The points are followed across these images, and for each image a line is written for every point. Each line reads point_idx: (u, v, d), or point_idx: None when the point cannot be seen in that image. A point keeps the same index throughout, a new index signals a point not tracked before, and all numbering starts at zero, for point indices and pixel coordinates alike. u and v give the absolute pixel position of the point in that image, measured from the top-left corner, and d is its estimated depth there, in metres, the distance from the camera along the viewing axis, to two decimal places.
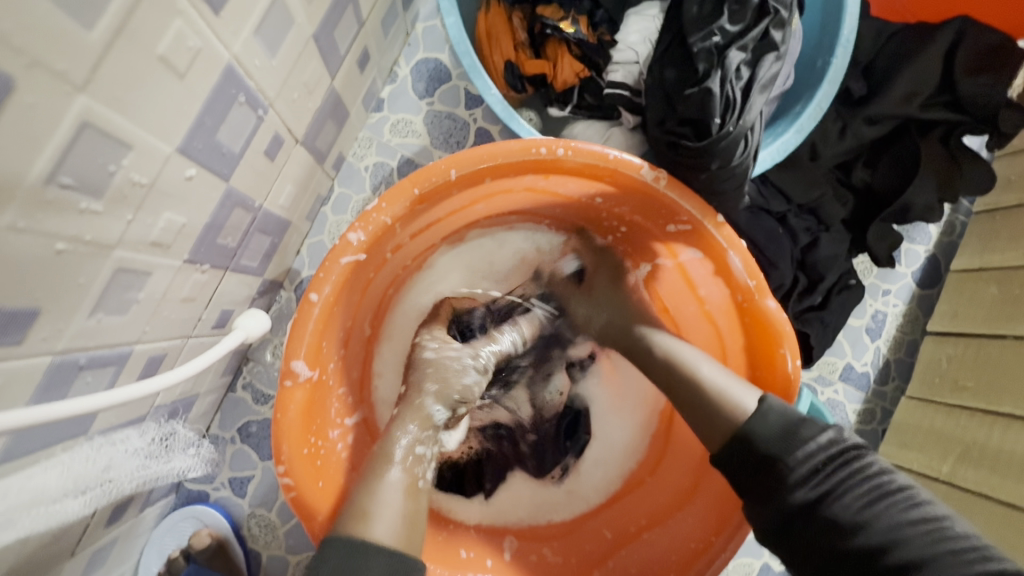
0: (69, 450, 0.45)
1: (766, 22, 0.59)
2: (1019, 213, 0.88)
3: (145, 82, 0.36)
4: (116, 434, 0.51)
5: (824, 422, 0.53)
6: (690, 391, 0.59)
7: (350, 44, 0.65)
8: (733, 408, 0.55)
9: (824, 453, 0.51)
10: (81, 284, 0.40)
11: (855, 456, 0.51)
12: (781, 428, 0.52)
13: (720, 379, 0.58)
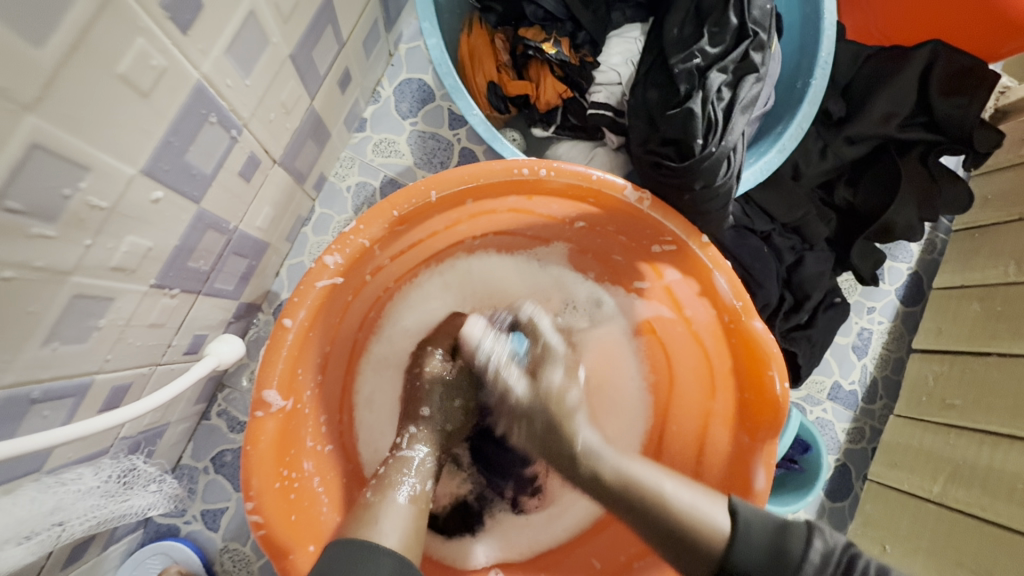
0: (12, 493, 0.42)
1: (746, 43, 0.59)
2: (998, 231, 0.90)
3: (103, 101, 0.35)
4: (67, 473, 0.48)
5: (807, 526, 0.46)
6: (661, 518, 0.50)
7: (330, 64, 0.64)
8: (709, 529, 0.48)
9: (816, 571, 0.44)
10: (34, 312, 0.38)
11: (848, 566, 0.44)
12: (767, 548, 0.46)
13: (686, 496, 0.51)
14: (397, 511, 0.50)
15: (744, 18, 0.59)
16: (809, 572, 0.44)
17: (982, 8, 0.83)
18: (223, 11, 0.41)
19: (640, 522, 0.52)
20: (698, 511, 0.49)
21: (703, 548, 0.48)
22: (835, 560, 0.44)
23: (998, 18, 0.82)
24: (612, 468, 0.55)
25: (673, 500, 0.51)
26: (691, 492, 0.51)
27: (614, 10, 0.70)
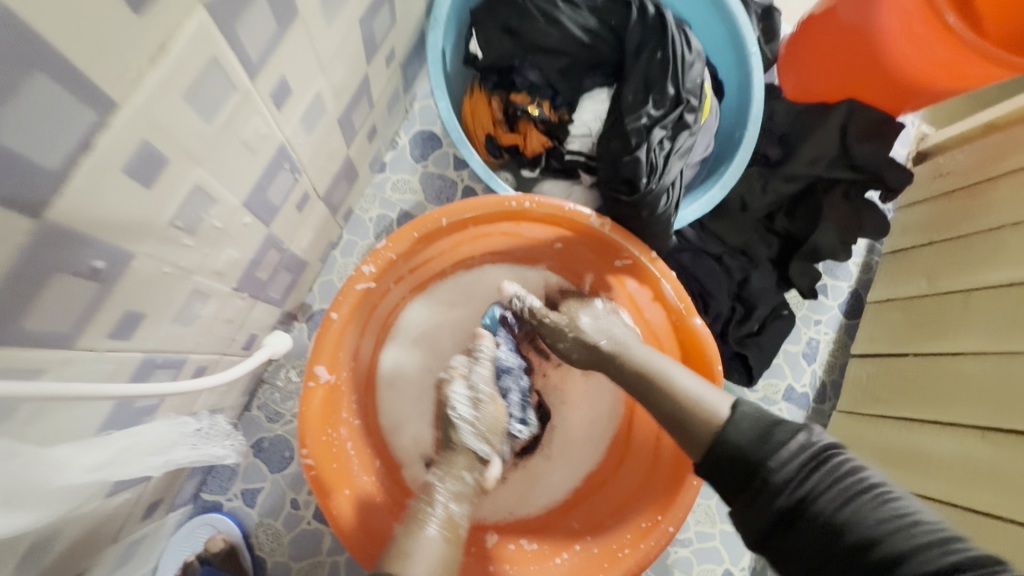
0: (160, 418, 0.57)
1: (680, 108, 0.78)
2: (916, 253, 1.07)
3: (234, 159, 0.52)
4: (185, 416, 0.63)
5: (793, 427, 0.58)
6: (669, 402, 0.65)
7: (363, 121, 0.82)
8: (710, 416, 0.62)
9: (793, 457, 0.55)
10: (172, 302, 0.53)
11: (825, 459, 0.55)
12: (755, 434, 0.58)
13: (693, 389, 0.65)
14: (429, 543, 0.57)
15: (679, 89, 0.78)
16: (784, 457, 0.55)
17: (888, 77, 1.00)
18: (303, 94, 0.59)
19: (659, 411, 0.67)
20: (706, 401, 0.64)
21: (705, 424, 0.62)
22: (811, 450, 0.55)
23: (907, 83, 0.99)
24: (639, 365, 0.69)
25: (685, 394, 0.65)
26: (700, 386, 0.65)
27: (585, 78, 0.87)
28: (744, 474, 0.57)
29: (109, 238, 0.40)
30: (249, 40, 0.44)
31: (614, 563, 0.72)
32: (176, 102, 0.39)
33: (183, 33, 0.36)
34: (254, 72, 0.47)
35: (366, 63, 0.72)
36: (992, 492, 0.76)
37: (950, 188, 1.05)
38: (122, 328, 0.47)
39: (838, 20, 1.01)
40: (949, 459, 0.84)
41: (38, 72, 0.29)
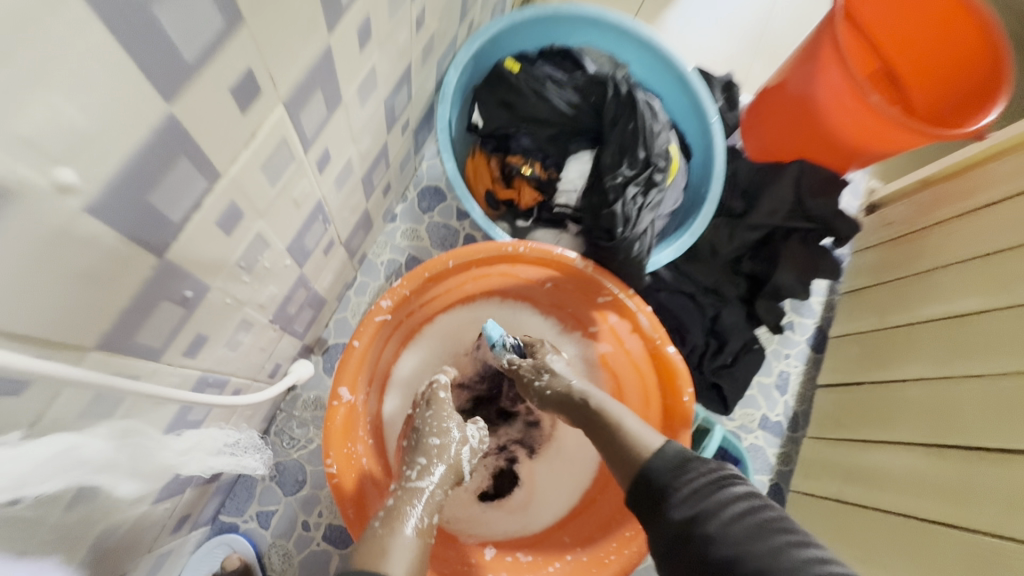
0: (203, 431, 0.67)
1: (650, 168, 0.92)
2: (868, 292, 1.19)
3: (286, 213, 0.64)
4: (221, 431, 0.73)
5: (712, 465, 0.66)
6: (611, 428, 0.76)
7: (381, 179, 0.96)
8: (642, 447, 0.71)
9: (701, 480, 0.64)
10: (226, 328, 0.64)
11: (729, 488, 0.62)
12: (674, 461, 0.68)
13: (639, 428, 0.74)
14: (404, 546, 0.59)
15: (649, 153, 0.93)
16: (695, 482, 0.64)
17: (833, 142, 1.17)
18: (337, 160, 0.72)
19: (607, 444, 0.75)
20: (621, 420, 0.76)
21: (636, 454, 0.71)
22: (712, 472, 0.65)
23: (845, 147, 1.16)
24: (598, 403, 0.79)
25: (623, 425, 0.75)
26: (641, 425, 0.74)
27: (571, 143, 1.02)
28: (653, 493, 0.66)
29: (197, 274, 0.51)
30: (307, 124, 0.58)
31: (602, 568, 0.80)
32: (255, 172, 0.52)
33: (267, 123, 0.49)
34: (307, 145, 0.60)
35: (386, 132, 0.86)
36: (936, 501, 0.84)
37: (894, 235, 1.19)
38: (191, 348, 0.57)
39: (787, 95, 1.19)
40: (902, 475, 0.92)
41: (182, 158, 0.41)
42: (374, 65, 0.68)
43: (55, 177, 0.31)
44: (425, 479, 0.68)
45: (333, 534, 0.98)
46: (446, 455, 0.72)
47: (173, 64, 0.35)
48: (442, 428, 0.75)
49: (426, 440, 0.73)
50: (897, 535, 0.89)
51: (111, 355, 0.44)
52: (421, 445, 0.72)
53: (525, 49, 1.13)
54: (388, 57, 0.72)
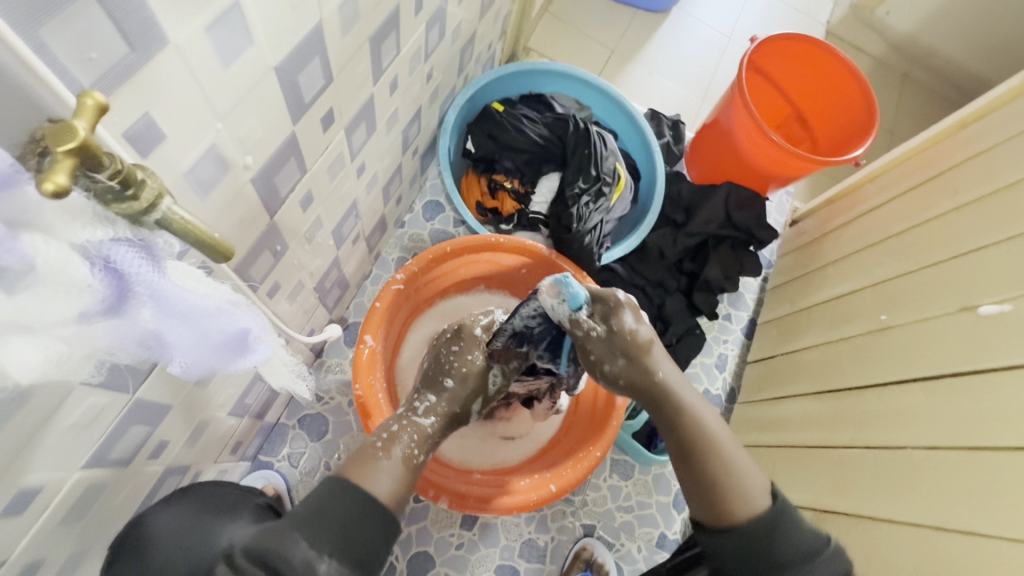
0: None
1: (600, 183, 1.25)
2: (784, 287, 1.48)
3: (335, 205, 0.92)
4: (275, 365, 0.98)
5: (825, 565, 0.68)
6: (711, 464, 0.76)
7: (396, 191, 1.25)
8: (751, 504, 0.72)
9: (801, 548, 0.69)
10: (290, 283, 0.91)
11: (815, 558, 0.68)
12: (800, 545, 0.69)
13: (739, 469, 0.76)
14: (395, 466, 0.75)
15: (600, 172, 1.26)
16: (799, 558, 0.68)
17: (750, 169, 1.48)
18: (369, 171, 1.01)
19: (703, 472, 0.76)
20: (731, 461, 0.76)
21: (734, 503, 0.73)
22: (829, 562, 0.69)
23: (759, 173, 1.47)
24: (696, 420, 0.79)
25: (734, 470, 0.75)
26: (747, 471, 0.75)
27: (543, 166, 1.32)
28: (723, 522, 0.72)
29: (284, 235, 0.78)
30: (355, 144, 0.87)
31: (560, 477, 1.04)
32: (324, 171, 0.80)
33: (334, 140, 0.78)
34: (353, 157, 0.89)
35: (402, 154, 1.16)
36: (821, 431, 1.09)
37: (805, 241, 1.49)
38: (270, 290, 0.84)
39: (716, 129, 1.52)
40: (799, 417, 1.17)
41: (292, 158, 0.69)
42: (397, 106, 0.99)
43: (245, 161, 0.59)
44: (428, 418, 0.85)
45: None
46: (453, 396, 0.88)
47: (299, 104, 0.64)
48: (465, 372, 0.91)
49: (444, 380, 0.89)
50: (794, 463, 1.12)
51: (238, 278, 0.71)
52: (439, 382, 0.89)
53: (509, 95, 1.44)
54: (407, 100, 1.02)
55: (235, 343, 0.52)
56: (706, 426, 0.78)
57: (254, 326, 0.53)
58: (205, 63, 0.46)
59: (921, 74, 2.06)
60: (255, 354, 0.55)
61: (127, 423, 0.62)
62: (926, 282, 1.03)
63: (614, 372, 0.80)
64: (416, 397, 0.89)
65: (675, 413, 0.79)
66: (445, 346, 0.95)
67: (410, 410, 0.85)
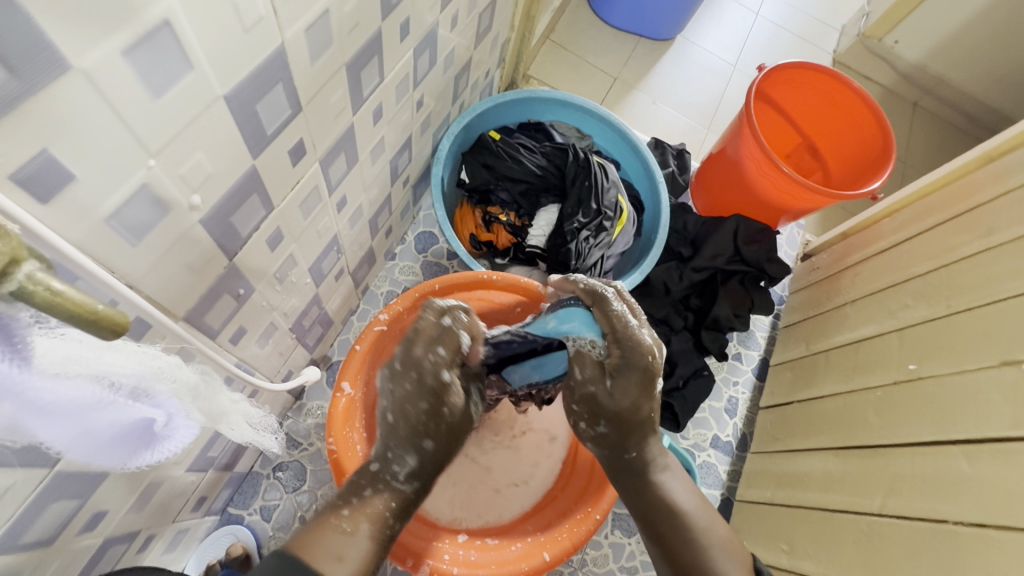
0: None
1: (600, 217, 1.18)
2: (799, 326, 1.38)
3: (311, 242, 0.85)
4: None
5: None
6: (686, 534, 0.72)
7: (384, 222, 1.18)
8: None
9: None
10: (258, 327, 0.82)
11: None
12: None
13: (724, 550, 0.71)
14: (359, 530, 0.66)
15: (600, 205, 1.19)
16: None
17: (759, 201, 1.41)
18: (352, 205, 0.94)
19: (679, 545, 0.72)
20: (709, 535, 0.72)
21: None
22: None
23: (769, 206, 1.40)
24: (668, 490, 0.76)
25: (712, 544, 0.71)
26: (728, 553, 0.71)
27: (541, 197, 1.26)
28: None
29: (248, 277, 0.71)
30: (333, 175, 0.80)
31: (554, 543, 0.94)
32: (296, 207, 0.73)
33: (307, 174, 0.71)
34: (331, 191, 0.82)
35: (390, 185, 1.09)
36: (847, 494, 0.98)
37: (820, 277, 1.41)
38: (234, 336, 0.76)
39: (724, 160, 1.45)
40: (822, 476, 1.06)
41: (254, 194, 0.62)
42: (383, 135, 0.92)
43: (191, 201, 0.52)
44: (409, 484, 0.72)
45: None
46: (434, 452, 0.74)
47: (261, 137, 0.57)
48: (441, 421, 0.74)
49: (421, 439, 0.73)
50: (817, 527, 1.01)
51: (190, 327, 0.63)
52: (417, 442, 0.73)
53: (507, 123, 1.39)
54: (395, 129, 0.96)
55: (130, 429, 0.47)
56: (677, 501, 0.75)
57: (160, 412, 0.48)
58: (124, 91, 0.39)
59: (932, 103, 2.01)
60: (168, 438, 0.52)
61: (46, 499, 0.52)
62: (959, 331, 0.94)
63: (594, 433, 0.76)
64: (390, 457, 0.73)
65: (648, 488, 0.76)
66: (408, 399, 0.73)
67: (386, 474, 0.72)
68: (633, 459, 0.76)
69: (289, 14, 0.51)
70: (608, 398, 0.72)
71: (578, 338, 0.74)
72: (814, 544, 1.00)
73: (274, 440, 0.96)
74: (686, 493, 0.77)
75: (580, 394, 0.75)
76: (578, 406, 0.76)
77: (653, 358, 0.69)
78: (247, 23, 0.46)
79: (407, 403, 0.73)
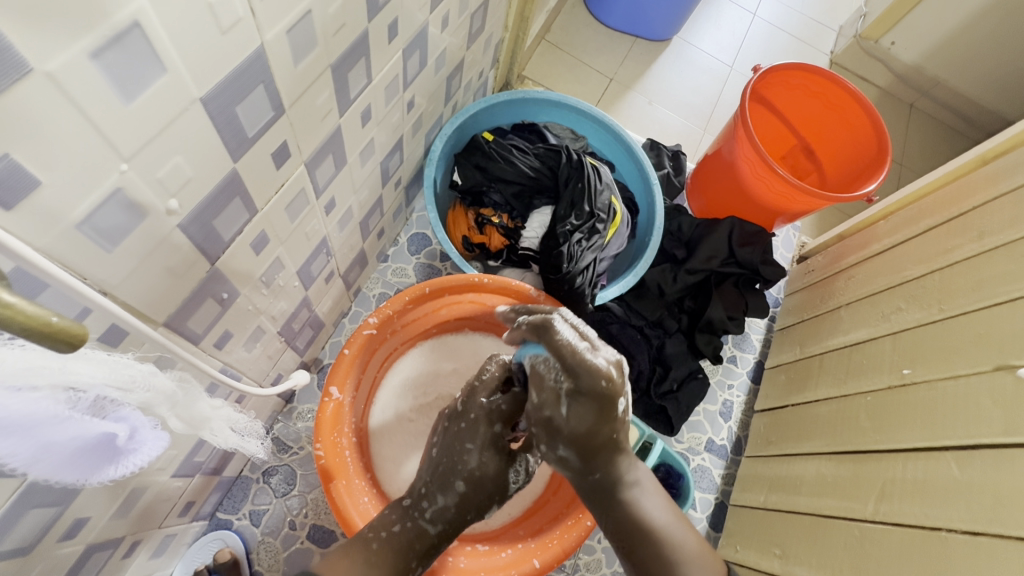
0: None
1: (593, 220, 1.17)
2: (793, 328, 1.38)
3: (300, 244, 0.84)
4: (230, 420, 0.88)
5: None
6: (655, 550, 0.72)
7: (376, 224, 1.17)
8: None
9: None
10: (245, 330, 0.81)
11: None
12: None
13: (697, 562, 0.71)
14: None
15: (593, 208, 1.18)
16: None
17: (754, 203, 1.40)
18: (341, 207, 0.93)
19: (651, 562, 0.71)
20: (678, 548, 0.72)
21: None
22: None
23: (763, 208, 1.40)
24: (635, 504, 0.74)
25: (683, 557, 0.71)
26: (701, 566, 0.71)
27: (534, 199, 1.25)
28: None
29: (232, 281, 0.70)
30: (320, 178, 0.79)
31: (545, 550, 0.93)
32: (281, 210, 0.72)
33: (292, 176, 0.70)
34: (319, 193, 0.81)
35: (381, 187, 1.08)
36: (840, 499, 0.97)
37: (815, 280, 1.40)
38: (219, 340, 0.75)
39: (719, 161, 1.44)
40: (814, 480, 1.05)
41: (236, 198, 0.61)
42: (373, 137, 0.91)
43: (169, 205, 0.51)
44: (435, 525, 0.74)
45: (316, 534, 1.10)
46: (465, 501, 0.76)
47: (242, 140, 0.56)
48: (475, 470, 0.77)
49: (456, 480, 0.76)
50: (808, 532, 1.01)
51: (171, 333, 0.62)
52: (450, 484, 0.76)
53: (502, 124, 1.38)
54: (385, 130, 0.95)
55: (94, 446, 0.45)
56: (647, 518, 0.74)
57: (125, 425, 0.49)
58: (92, 94, 0.38)
59: (928, 104, 2.00)
60: (133, 452, 0.50)
61: (20, 509, 0.51)
62: (952, 335, 0.93)
63: (553, 457, 0.74)
64: (423, 494, 0.76)
65: (620, 506, 0.74)
66: (460, 439, 0.79)
67: (416, 510, 0.75)
68: (600, 479, 0.75)
69: (268, 15, 0.50)
70: (565, 423, 0.70)
71: (540, 359, 0.74)
72: (806, 550, 0.99)
73: (258, 443, 0.95)
74: (654, 505, 0.75)
75: (538, 418, 0.73)
76: (536, 430, 0.75)
77: (609, 382, 0.65)
78: (223, 24, 0.45)
79: (458, 442, 0.78)
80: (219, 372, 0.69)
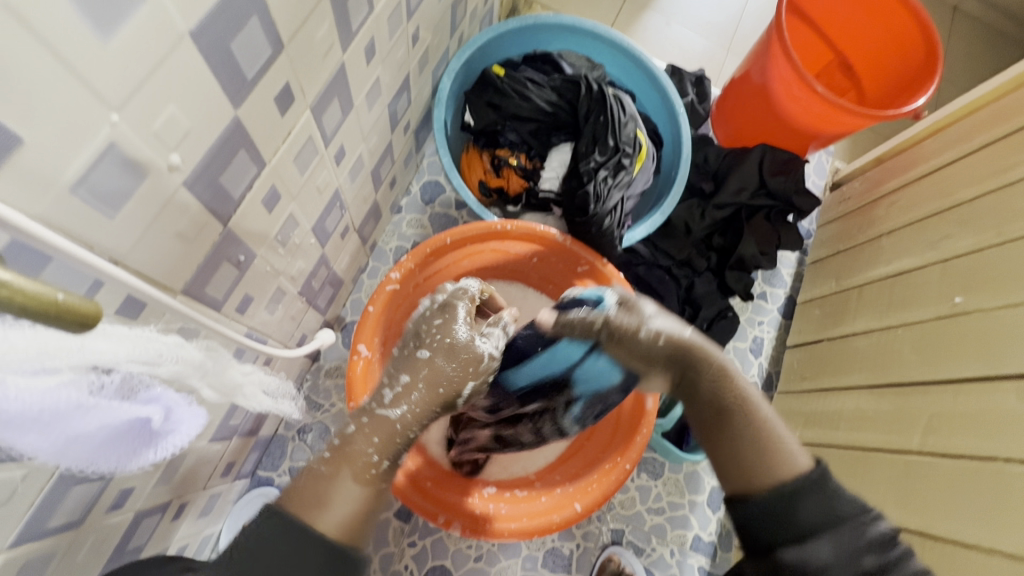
0: None
1: (619, 155, 1.09)
2: (826, 261, 1.33)
3: (312, 200, 0.79)
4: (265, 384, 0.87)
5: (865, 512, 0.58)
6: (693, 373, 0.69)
7: (387, 173, 1.11)
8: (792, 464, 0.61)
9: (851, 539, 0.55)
10: (265, 293, 0.78)
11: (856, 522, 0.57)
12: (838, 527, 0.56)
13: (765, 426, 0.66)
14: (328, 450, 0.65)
15: (618, 142, 1.10)
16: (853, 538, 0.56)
17: (789, 126, 1.30)
18: (351, 156, 0.87)
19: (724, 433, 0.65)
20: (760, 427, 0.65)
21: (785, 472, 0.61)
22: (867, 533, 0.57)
23: (798, 132, 1.30)
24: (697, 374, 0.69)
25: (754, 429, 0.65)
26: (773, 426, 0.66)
27: (552, 136, 1.17)
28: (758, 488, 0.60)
29: (247, 243, 0.66)
30: (327, 123, 0.72)
31: (585, 495, 0.94)
32: (290, 163, 0.67)
33: (299, 124, 0.64)
34: (327, 142, 0.75)
35: (390, 132, 1.01)
36: (881, 432, 0.96)
37: (851, 208, 1.32)
38: (241, 305, 0.72)
39: (749, 84, 1.33)
40: (852, 414, 1.04)
41: (242, 150, 0.55)
42: (379, 75, 0.83)
43: (170, 160, 0.46)
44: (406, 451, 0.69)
45: None
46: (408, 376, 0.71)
47: (239, 83, 0.50)
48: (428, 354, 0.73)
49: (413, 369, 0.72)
50: (848, 464, 1.00)
51: (191, 300, 0.59)
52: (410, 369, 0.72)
53: (512, 55, 1.27)
54: (390, 68, 0.86)
55: (124, 430, 0.44)
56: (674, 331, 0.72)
57: (155, 408, 0.46)
58: (64, 29, 0.32)
59: (976, 6, 1.81)
60: (172, 432, 0.49)
61: (64, 487, 0.50)
62: (1011, 258, 0.87)
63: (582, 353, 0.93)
64: None
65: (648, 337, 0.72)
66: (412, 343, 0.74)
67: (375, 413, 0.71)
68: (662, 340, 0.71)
69: None
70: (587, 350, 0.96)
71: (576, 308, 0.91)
72: (847, 482, 0.99)
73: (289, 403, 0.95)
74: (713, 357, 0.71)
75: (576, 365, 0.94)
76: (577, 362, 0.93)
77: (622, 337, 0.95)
78: None
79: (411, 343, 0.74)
80: (245, 338, 0.66)
